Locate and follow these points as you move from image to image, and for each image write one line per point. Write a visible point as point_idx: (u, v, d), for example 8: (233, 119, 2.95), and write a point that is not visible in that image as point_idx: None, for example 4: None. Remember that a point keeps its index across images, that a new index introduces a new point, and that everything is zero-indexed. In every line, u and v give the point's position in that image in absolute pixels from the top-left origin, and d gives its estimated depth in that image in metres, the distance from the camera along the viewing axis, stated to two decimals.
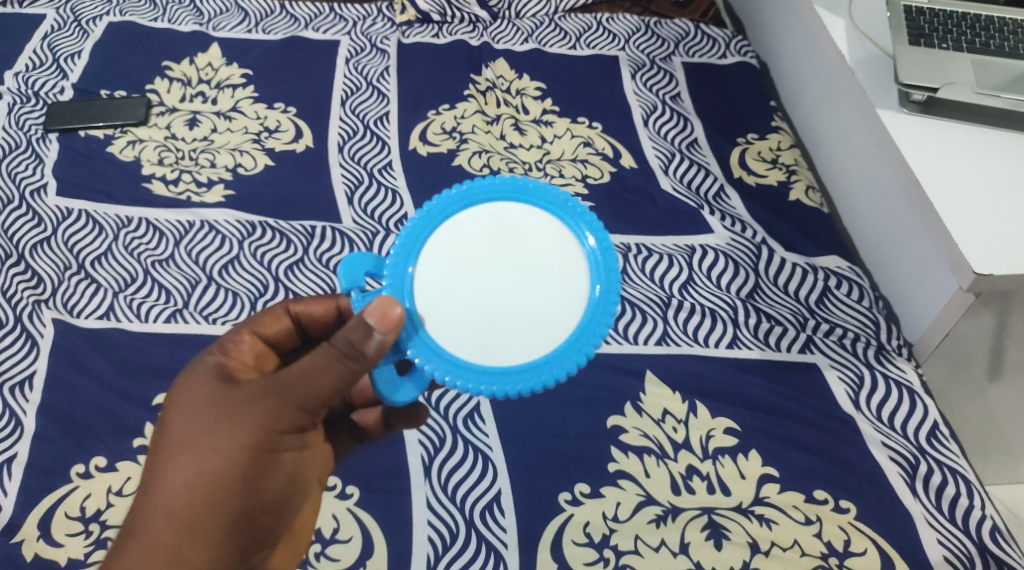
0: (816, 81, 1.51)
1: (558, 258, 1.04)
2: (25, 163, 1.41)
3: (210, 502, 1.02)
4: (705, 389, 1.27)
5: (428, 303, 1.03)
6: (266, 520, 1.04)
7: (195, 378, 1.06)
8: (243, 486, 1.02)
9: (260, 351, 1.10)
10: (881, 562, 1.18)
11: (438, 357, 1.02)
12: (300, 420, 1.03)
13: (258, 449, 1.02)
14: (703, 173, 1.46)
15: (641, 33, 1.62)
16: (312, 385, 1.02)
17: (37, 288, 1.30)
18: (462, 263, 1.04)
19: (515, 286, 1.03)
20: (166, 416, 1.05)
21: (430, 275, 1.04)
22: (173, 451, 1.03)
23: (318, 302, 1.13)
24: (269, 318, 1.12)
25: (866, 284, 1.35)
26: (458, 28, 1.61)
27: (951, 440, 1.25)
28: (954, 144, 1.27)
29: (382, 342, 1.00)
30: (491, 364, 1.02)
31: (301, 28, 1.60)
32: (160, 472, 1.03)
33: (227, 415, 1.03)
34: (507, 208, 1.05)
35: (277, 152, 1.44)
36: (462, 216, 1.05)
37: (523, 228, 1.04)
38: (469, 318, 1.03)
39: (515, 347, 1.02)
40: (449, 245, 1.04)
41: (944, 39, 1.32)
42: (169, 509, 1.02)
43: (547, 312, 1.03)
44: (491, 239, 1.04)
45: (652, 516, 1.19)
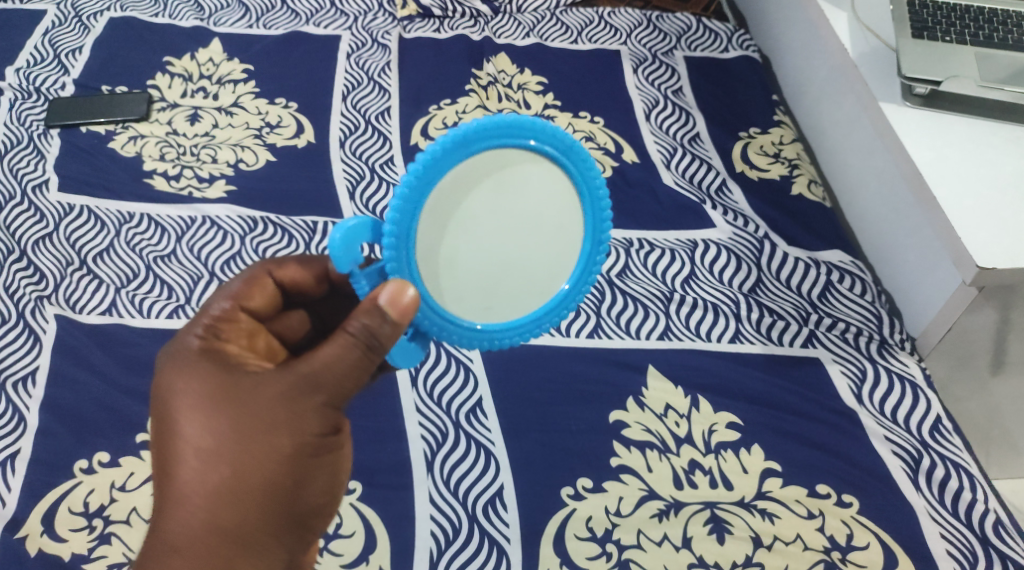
0: (818, 74, 1.50)
1: (556, 208, 1.02)
2: (26, 159, 1.41)
3: (252, 512, 0.99)
4: (708, 383, 1.27)
5: (430, 267, 1.00)
6: (309, 522, 1.02)
7: (209, 378, 1.01)
8: (285, 492, 1.00)
9: (252, 329, 1.08)
10: (885, 556, 1.18)
11: (448, 326, 1.02)
12: (332, 417, 1.01)
13: (297, 453, 1.00)
14: (705, 166, 1.46)
15: (642, 27, 1.62)
16: (340, 379, 1.00)
17: (39, 284, 1.30)
18: (463, 222, 0.99)
19: (515, 241, 1.01)
20: (181, 424, 1.00)
21: (429, 237, 0.99)
22: (202, 461, 0.99)
23: (302, 270, 1.12)
24: (253, 286, 1.10)
25: (868, 278, 1.35)
26: (459, 23, 1.62)
27: (954, 434, 1.25)
28: (956, 136, 1.27)
29: (396, 327, 0.98)
30: (492, 321, 1.04)
31: (302, 23, 1.61)
32: (191, 485, 0.98)
33: (259, 421, 0.99)
34: (502, 156, 0.98)
35: (278, 147, 1.44)
36: (458, 167, 0.97)
37: (520, 177, 1.00)
38: (472, 279, 1.01)
39: (514, 299, 1.04)
40: (447, 202, 0.98)
41: (947, 32, 1.31)
42: (210, 523, 0.98)
43: (545, 265, 1.03)
44: (489, 192, 0.99)
45: (655, 511, 1.19)
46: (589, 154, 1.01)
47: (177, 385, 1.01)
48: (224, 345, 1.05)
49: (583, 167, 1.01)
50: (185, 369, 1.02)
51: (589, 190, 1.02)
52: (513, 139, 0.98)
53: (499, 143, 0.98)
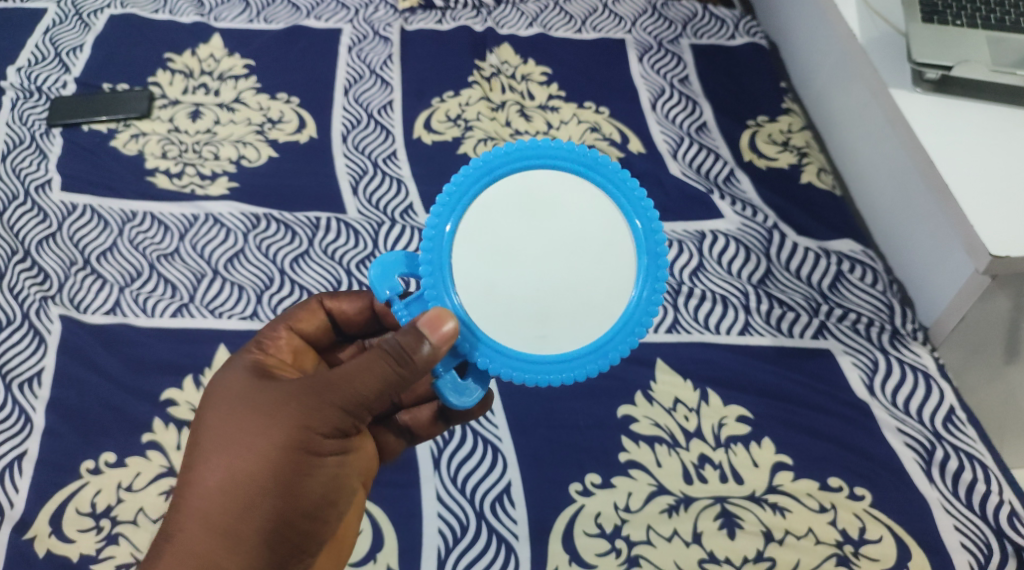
0: (827, 60, 1.48)
1: (599, 229, 1.00)
2: (29, 159, 1.40)
3: (246, 505, 1.00)
4: (717, 376, 1.26)
5: (474, 296, 1.00)
6: (306, 526, 1.02)
7: (233, 374, 1.05)
8: (284, 490, 1.01)
9: (298, 347, 1.10)
10: (898, 549, 1.16)
11: (500, 356, 1.00)
12: (341, 421, 1.02)
13: (298, 451, 1.01)
14: (713, 156, 1.44)
15: (648, 15, 1.60)
16: (354, 385, 1.01)
17: (43, 284, 1.29)
18: (504, 249, 1.00)
19: (561, 266, 1.00)
20: (200, 417, 1.04)
21: (468, 270, 1.00)
22: (210, 450, 1.02)
23: (352, 299, 1.13)
24: (305, 312, 1.12)
25: (880, 267, 1.33)
26: (462, 14, 1.60)
27: (968, 425, 1.23)
28: (966, 123, 1.25)
29: (434, 350, 0.98)
30: (549, 352, 1.01)
31: (303, 16, 1.59)
32: (195, 473, 1.02)
33: (264, 414, 1.02)
34: (530, 178, 1.00)
35: (280, 143, 1.43)
36: (490, 196, 0.99)
37: (557, 199, 1.00)
38: (521, 307, 1.00)
39: (572, 330, 1.00)
40: (483, 228, 1.00)
41: (959, 16, 1.28)
42: (205, 512, 1.00)
43: (599, 290, 1.00)
44: (526, 216, 1.00)
45: (664, 506, 1.18)
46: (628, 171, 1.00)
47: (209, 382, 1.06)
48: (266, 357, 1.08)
49: (622, 184, 0.99)
50: (219, 370, 1.07)
51: (632, 207, 1.00)
52: (542, 161, 0.99)
53: (523, 163, 0.99)
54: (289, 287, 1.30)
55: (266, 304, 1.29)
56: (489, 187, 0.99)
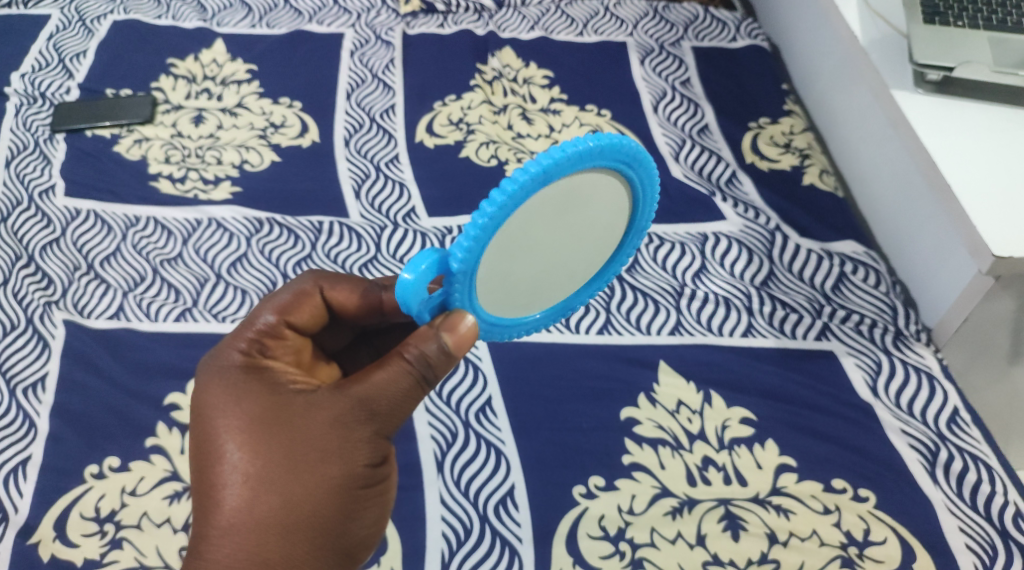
0: (828, 62, 1.48)
1: (610, 212, 1.01)
2: (33, 164, 1.40)
3: (302, 543, 0.98)
4: (720, 378, 1.26)
5: (491, 284, 0.98)
6: (357, 555, 1.02)
7: (259, 404, 1.01)
8: (336, 522, 1.00)
9: (297, 344, 1.08)
10: (903, 551, 1.16)
11: (496, 329, 1.03)
12: (381, 444, 1.01)
13: (346, 483, 1.00)
14: (715, 159, 1.44)
15: (649, 18, 1.60)
16: (394, 410, 1.00)
17: (47, 289, 1.30)
18: (529, 242, 0.97)
19: (569, 248, 1.01)
20: (229, 454, 0.99)
21: (495, 264, 0.96)
22: (252, 491, 0.98)
23: (348, 290, 1.10)
24: (299, 301, 1.09)
25: (882, 269, 1.33)
26: (463, 18, 1.61)
27: (972, 426, 1.22)
28: (969, 123, 1.25)
29: (450, 358, 0.98)
30: (532, 314, 1.05)
31: (305, 21, 1.60)
32: (238, 514, 0.98)
33: (308, 449, 0.99)
34: (576, 178, 0.95)
35: (282, 147, 1.43)
36: (536, 196, 0.94)
37: (588, 192, 0.97)
38: (523, 285, 1.01)
39: (555, 295, 1.05)
40: (521, 227, 0.95)
41: (960, 17, 1.29)
42: (258, 554, 0.97)
43: (587, 262, 1.04)
44: (555, 211, 0.97)
45: (668, 508, 1.17)
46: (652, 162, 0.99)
47: (228, 410, 1.01)
48: (270, 362, 1.05)
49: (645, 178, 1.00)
50: (233, 396, 1.02)
51: (643, 195, 1.01)
52: (592, 161, 0.95)
53: (578, 166, 0.94)
54: None
55: None
56: (536, 188, 0.93)
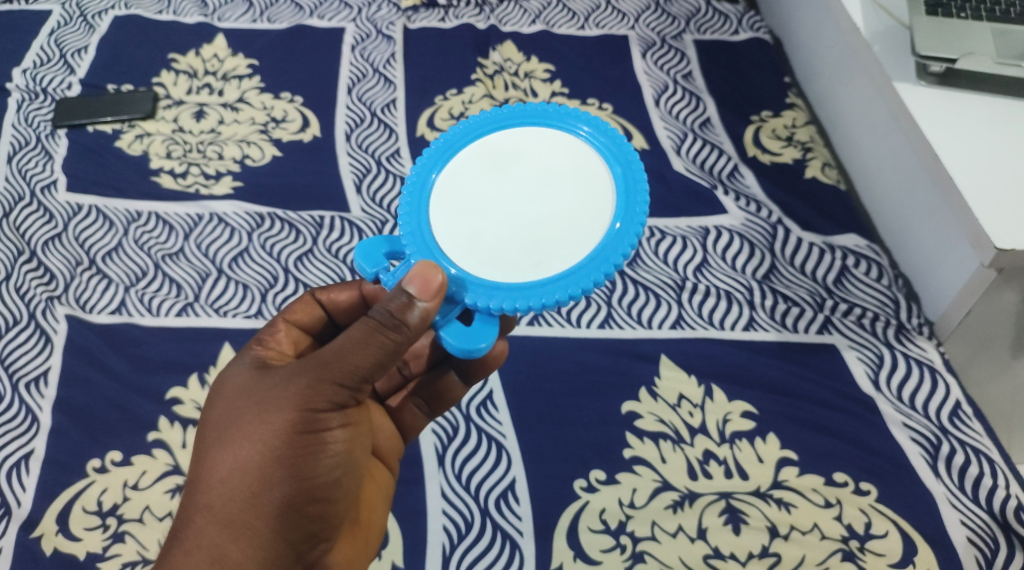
0: (830, 56, 1.48)
1: (567, 157, 1.01)
2: (35, 160, 1.41)
3: (255, 495, 1.00)
4: (722, 371, 1.25)
5: (460, 253, 1.00)
6: (315, 510, 1.01)
7: (232, 370, 1.06)
8: (287, 476, 1.00)
9: (297, 338, 1.11)
10: (904, 545, 1.16)
11: (498, 294, 0.99)
12: (340, 397, 1.01)
13: (296, 432, 1.00)
14: (717, 152, 1.43)
15: (651, 11, 1.60)
16: (349, 359, 1.00)
17: (50, 284, 1.30)
18: (478, 203, 1.01)
19: (540, 200, 1.00)
20: (204, 410, 1.05)
21: (451, 231, 1.01)
22: (210, 445, 1.02)
23: (341, 289, 1.13)
24: (300, 304, 1.12)
25: (884, 262, 1.33)
26: (465, 12, 1.60)
27: (974, 420, 1.22)
28: (972, 115, 1.24)
29: (425, 310, 0.97)
30: (548, 276, 0.98)
31: (306, 15, 1.59)
32: (202, 469, 1.02)
33: (262, 400, 1.01)
34: (493, 138, 1.03)
35: (284, 142, 1.43)
36: (454, 165, 1.03)
37: (516, 148, 1.02)
38: (507, 247, 1.00)
39: (566, 252, 0.99)
40: (456, 191, 1.02)
41: (962, 8, 1.27)
42: (210, 505, 1.00)
43: (582, 211, 0.99)
44: (490, 172, 1.01)
45: (669, 502, 1.17)
46: (581, 110, 1.02)
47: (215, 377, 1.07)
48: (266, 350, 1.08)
49: (575, 118, 1.02)
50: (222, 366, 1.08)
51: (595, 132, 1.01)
52: (497, 122, 1.02)
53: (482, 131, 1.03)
54: (293, 285, 1.30)
55: (271, 302, 1.29)
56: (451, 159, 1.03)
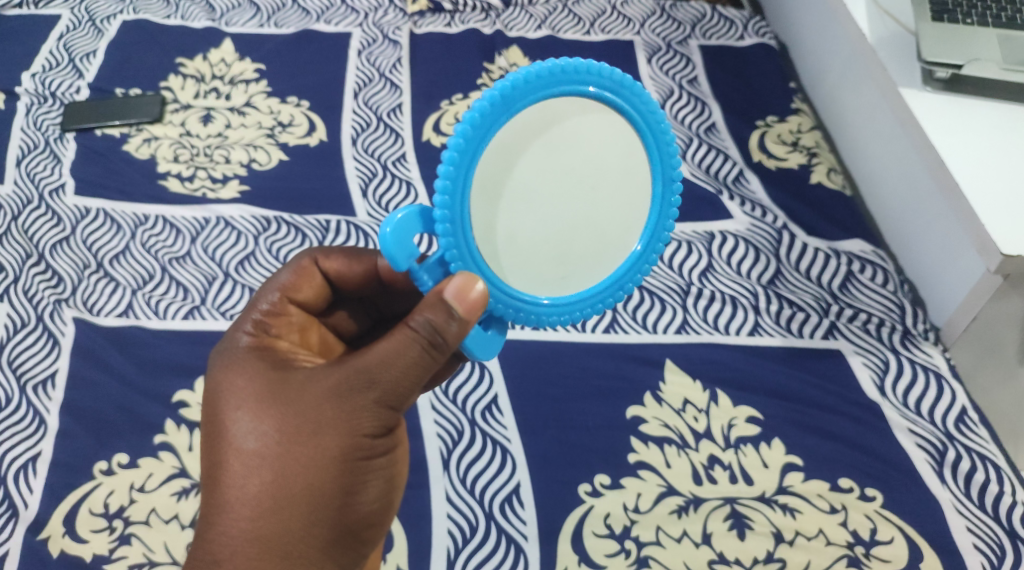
0: (837, 61, 1.48)
1: (618, 153, 0.98)
2: (44, 163, 1.41)
3: (306, 521, 0.97)
4: (726, 377, 1.25)
5: (493, 247, 0.98)
6: (364, 532, 1.01)
7: (259, 382, 1.01)
8: (336, 499, 0.99)
9: (298, 318, 1.10)
10: (910, 551, 1.16)
11: (524, 305, 1.00)
12: (384, 416, 1.00)
13: (347, 457, 0.99)
14: (722, 157, 1.44)
15: (656, 17, 1.60)
16: (397, 379, 0.99)
17: (58, 287, 1.31)
18: (521, 190, 0.97)
19: (582, 202, 0.98)
20: (230, 427, 0.99)
21: (488, 215, 0.96)
22: (250, 468, 0.98)
23: (349, 263, 1.12)
24: (302, 277, 1.11)
25: (890, 267, 1.33)
26: (470, 17, 1.61)
27: (980, 426, 1.22)
28: (978, 121, 1.24)
29: (463, 323, 0.96)
30: (569, 291, 1.02)
31: (314, 20, 1.60)
32: (242, 494, 0.97)
33: (308, 422, 0.98)
34: (547, 108, 0.95)
35: (290, 146, 1.44)
36: (504, 128, 0.95)
37: (569, 125, 0.96)
38: (537, 251, 0.99)
39: (593, 265, 1.01)
40: (499, 167, 0.96)
41: (968, 14, 1.27)
42: (258, 534, 0.97)
43: (617, 222, 1.00)
44: (540, 152, 0.96)
45: (674, 507, 1.17)
46: (647, 94, 0.98)
47: (233, 386, 1.01)
48: (275, 340, 1.07)
49: (638, 103, 0.97)
50: (230, 373, 1.02)
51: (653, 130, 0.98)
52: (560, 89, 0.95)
53: (540, 95, 0.95)
54: None
55: None
56: (502, 123, 0.94)
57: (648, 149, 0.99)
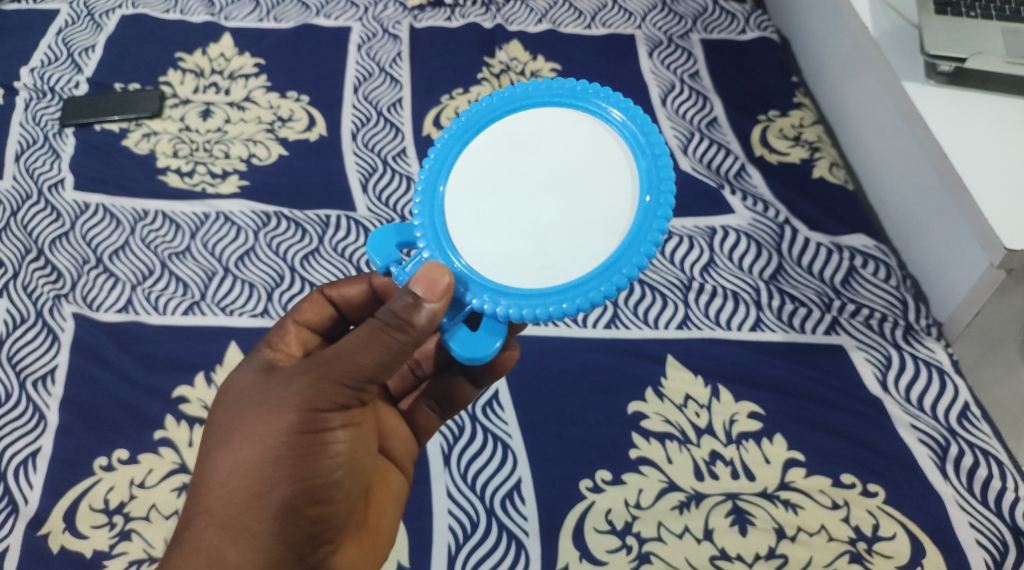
0: (839, 55, 1.47)
1: (590, 147, 0.99)
2: (43, 159, 1.41)
3: (254, 495, 1.00)
4: (728, 372, 1.25)
5: (470, 250, 1.01)
6: (316, 512, 1.01)
7: (241, 371, 1.07)
8: (286, 475, 1.00)
9: (306, 340, 1.12)
10: (912, 547, 1.15)
11: (503, 300, 0.99)
12: (342, 397, 1.02)
13: (296, 432, 1.00)
14: (723, 151, 1.43)
15: (657, 10, 1.59)
16: (355, 359, 1.01)
17: (57, 283, 1.30)
18: (494, 193, 1.00)
19: (557, 197, 0.99)
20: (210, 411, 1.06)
21: (462, 220, 1.01)
22: (212, 445, 1.02)
23: (352, 284, 1.14)
24: (309, 306, 1.13)
25: (893, 262, 1.32)
26: (471, 11, 1.60)
27: (983, 421, 1.22)
28: (982, 115, 1.23)
29: (432, 311, 0.99)
30: (559, 282, 0.98)
31: (313, 14, 1.59)
32: (204, 472, 1.02)
33: (265, 400, 1.02)
34: (515, 118, 1.01)
35: (290, 141, 1.43)
36: (475, 141, 1.01)
37: (539, 130, 1.00)
38: (516, 249, 0.99)
39: (581, 258, 0.98)
40: (471, 176, 1.01)
41: (972, 7, 1.26)
42: (210, 505, 1.00)
43: (599, 210, 0.98)
44: (511, 155, 1.00)
45: (675, 503, 1.17)
46: (613, 91, 0.99)
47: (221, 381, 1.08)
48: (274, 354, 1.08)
49: (605, 100, 0.99)
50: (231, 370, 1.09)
51: (626, 120, 0.98)
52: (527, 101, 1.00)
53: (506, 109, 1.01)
54: (300, 285, 1.30)
55: (277, 302, 1.29)
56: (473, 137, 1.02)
57: (622, 136, 0.98)
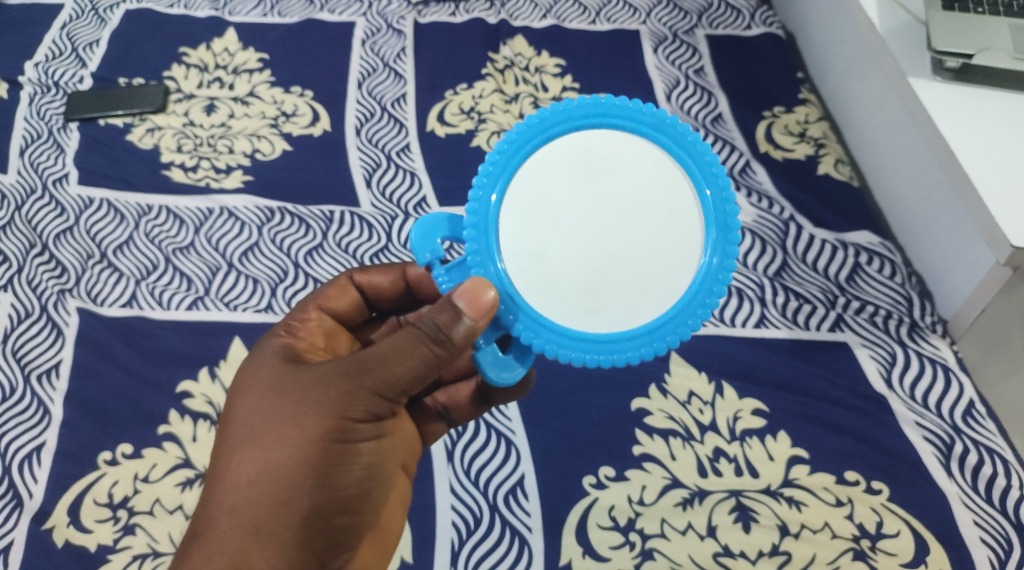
0: (846, 50, 1.46)
1: (663, 191, 0.99)
2: (47, 153, 1.41)
3: (281, 500, 1.00)
4: (732, 369, 1.24)
5: (521, 268, 0.99)
6: (341, 520, 1.01)
7: (266, 366, 1.05)
8: (314, 482, 1.00)
9: (328, 328, 1.13)
10: (916, 544, 1.15)
11: (546, 331, 0.99)
12: (377, 408, 1.01)
13: (328, 440, 1.00)
14: (729, 148, 1.42)
15: (663, 6, 1.59)
16: (391, 368, 1.00)
17: (61, 277, 1.30)
18: (553, 215, 0.99)
19: (616, 232, 0.99)
20: (232, 406, 1.04)
21: (519, 235, 0.99)
22: (237, 445, 1.02)
23: (384, 273, 1.16)
24: (336, 290, 1.15)
25: (898, 259, 1.32)
26: (475, 6, 1.60)
27: (988, 419, 1.21)
28: (989, 112, 1.23)
29: (470, 328, 0.98)
30: (602, 329, 1.00)
31: (317, 9, 1.59)
32: (227, 472, 1.01)
33: (297, 404, 1.01)
34: (589, 135, 0.99)
35: (294, 136, 1.43)
36: (545, 151, 0.99)
37: (611, 154, 0.99)
38: (568, 280, 0.99)
39: (630, 307, 0.99)
40: (533, 190, 0.99)
41: (979, 3, 1.26)
42: (234, 507, 1.00)
43: (657, 260, 0.99)
44: (578, 176, 0.99)
45: (678, 499, 1.17)
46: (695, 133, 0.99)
47: (245, 373, 1.06)
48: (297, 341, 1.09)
49: (691, 149, 0.98)
50: (251, 360, 1.07)
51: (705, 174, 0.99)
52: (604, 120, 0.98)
53: (583, 123, 0.98)
54: (303, 280, 1.30)
55: (281, 297, 1.29)
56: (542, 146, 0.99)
57: (699, 190, 0.99)
